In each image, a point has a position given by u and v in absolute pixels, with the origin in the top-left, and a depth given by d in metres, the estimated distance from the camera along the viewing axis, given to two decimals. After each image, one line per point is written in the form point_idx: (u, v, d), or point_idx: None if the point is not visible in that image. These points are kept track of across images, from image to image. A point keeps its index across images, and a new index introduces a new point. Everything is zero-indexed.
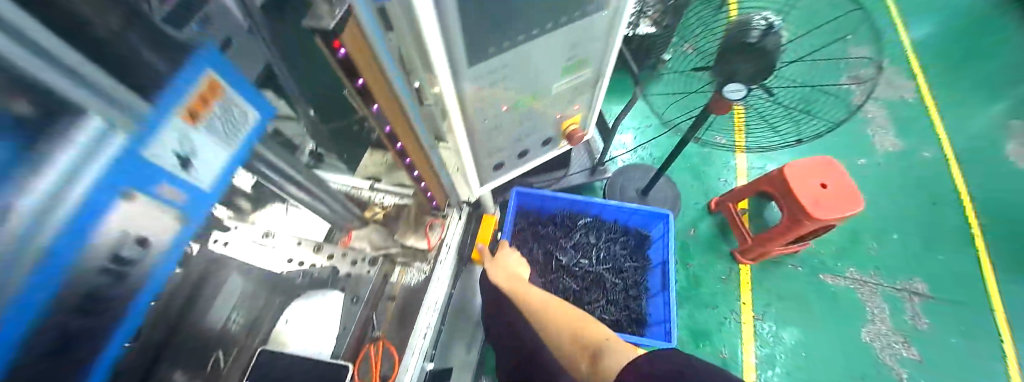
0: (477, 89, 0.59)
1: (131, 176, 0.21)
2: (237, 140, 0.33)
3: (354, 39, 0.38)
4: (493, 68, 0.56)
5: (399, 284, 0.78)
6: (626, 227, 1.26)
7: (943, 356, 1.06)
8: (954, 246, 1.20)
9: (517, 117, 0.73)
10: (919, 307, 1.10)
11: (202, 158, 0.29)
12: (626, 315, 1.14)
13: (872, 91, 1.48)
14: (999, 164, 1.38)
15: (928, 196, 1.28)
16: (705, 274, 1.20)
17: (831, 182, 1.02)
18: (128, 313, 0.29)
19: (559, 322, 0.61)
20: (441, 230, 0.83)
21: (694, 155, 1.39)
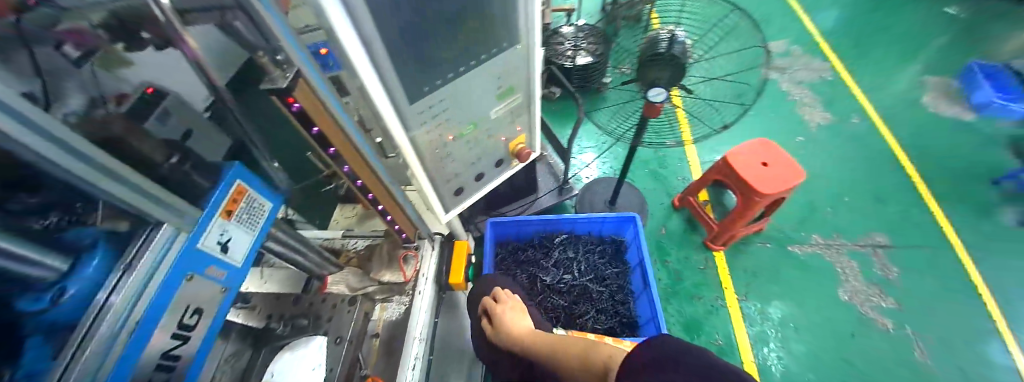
0: (423, 124, 0.69)
1: (190, 257, 0.42)
2: (258, 226, 0.54)
3: (305, 96, 0.46)
4: (431, 103, 0.66)
5: (382, 321, 0.82)
6: (601, 237, 1.32)
7: (915, 298, 1.17)
8: (896, 198, 1.35)
9: (466, 143, 0.83)
10: (884, 258, 1.23)
11: (236, 242, 0.50)
12: (618, 321, 1.14)
13: (792, 77, 1.67)
14: (920, 115, 1.55)
15: (864, 158, 1.44)
16: (684, 268, 1.25)
17: (770, 160, 1.13)
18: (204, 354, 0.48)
19: (555, 351, 0.66)
20: (415, 260, 0.88)
21: (649, 160, 1.51)
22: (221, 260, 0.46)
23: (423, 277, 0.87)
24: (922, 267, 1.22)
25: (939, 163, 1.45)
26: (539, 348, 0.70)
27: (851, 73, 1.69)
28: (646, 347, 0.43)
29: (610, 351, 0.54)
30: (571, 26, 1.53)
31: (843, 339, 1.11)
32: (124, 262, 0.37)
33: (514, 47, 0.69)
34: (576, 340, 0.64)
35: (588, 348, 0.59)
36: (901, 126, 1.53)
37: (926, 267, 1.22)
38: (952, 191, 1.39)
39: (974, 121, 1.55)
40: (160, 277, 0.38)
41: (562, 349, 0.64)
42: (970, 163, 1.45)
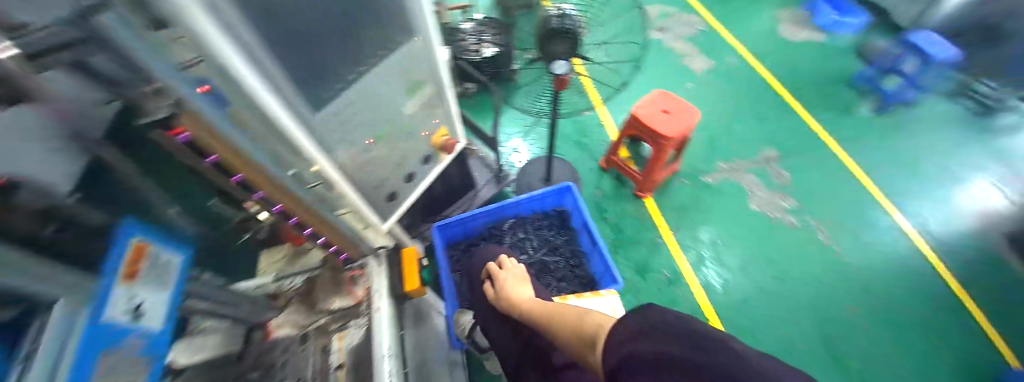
0: (334, 137, 0.68)
1: (100, 335, 0.29)
2: (163, 285, 0.40)
3: (201, 129, 0.43)
4: (336, 111, 0.65)
5: (343, 348, 0.78)
6: (546, 212, 1.39)
7: (803, 192, 1.43)
8: (774, 116, 1.61)
9: (386, 147, 0.83)
10: (776, 166, 1.48)
11: (144, 307, 0.36)
12: (576, 282, 1.25)
13: (673, 32, 1.90)
14: (777, 44, 1.86)
15: (745, 88, 1.69)
16: (624, 219, 1.38)
17: (672, 107, 1.28)
18: None
19: (552, 318, 0.74)
20: (364, 279, 0.90)
21: (572, 130, 1.63)
22: (137, 332, 0.33)
23: (376, 293, 0.87)
24: (802, 166, 1.49)
25: (799, 79, 1.75)
26: (539, 316, 0.80)
27: (718, 19, 1.97)
28: (636, 322, 0.39)
29: (598, 319, 0.60)
30: (469, 22, 1.56)
31: (762, 240, 1.33)
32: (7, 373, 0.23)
33: (411, 41, 0.72)
34: (573, 312, 0.70)
35: (582, 321, 0.65)
36: (762, 56, 1.81)
37: (804, 166, 1.49)
38: (814, 99, 1.69)
39: (816, 39, 1.89)
40: (70, 368, 0.25)
41: (561, 318, 0.71)
42: (820, 73, 1.77)
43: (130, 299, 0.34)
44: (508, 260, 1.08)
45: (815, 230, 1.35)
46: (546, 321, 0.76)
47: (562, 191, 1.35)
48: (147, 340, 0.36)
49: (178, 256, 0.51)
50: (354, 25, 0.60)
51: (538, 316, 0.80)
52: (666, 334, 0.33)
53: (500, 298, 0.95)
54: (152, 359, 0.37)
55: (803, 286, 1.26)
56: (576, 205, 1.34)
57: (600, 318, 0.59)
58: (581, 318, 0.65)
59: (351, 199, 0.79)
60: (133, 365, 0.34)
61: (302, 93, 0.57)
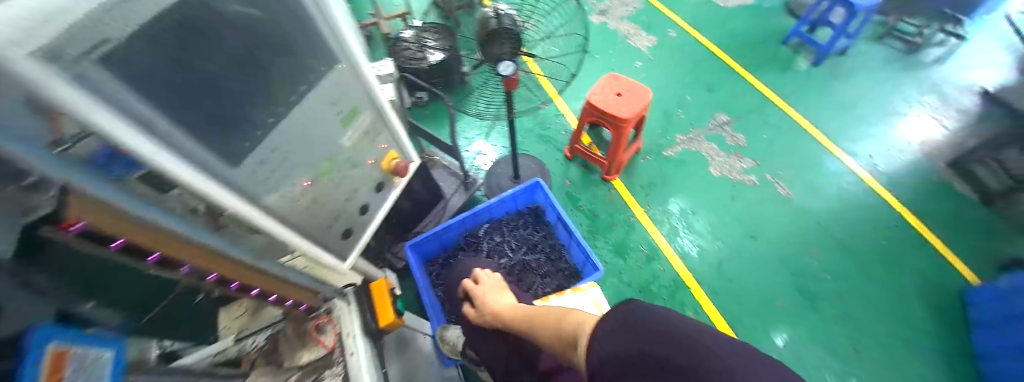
0: (264, 187, 0.61)
1: None
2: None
3: (101, 215, 0.35)
4: (263, 160, 0.58)
5: None
6: (519, 211, 1.38)
7: (758, 151, 1.48)
8: (722, 81, 1.66)
9: (329, 183, 0.77)
10: (730, 129, 1.53)
11: None
12: (560, 276, 1.25)
13: (615, 11, 1.91)
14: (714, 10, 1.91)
15: (692, 59, 1.72)
16: (596, 205, 1.39)
17: (624, 89, 1.27)
18: None
19: (536, 323, 0.71)
20: (332, 324, 0.84)
21: (533, 124, 1.61)
22: None
23: (352, 336, 0.83)
24: (754, 126, 1.54)
25: (740, 41, 1.80)
26: (523, 323, 0.77)
27: None
28: (613, 319, 0.35)
29: (576, 318, 0.58)
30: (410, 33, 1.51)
31: (729, 203, 1.37)
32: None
33: (336, 67, 0.63)
34: (553, 314, 0.68)
35: (561, 322, 0.63)
36: (702, 25, 1.85)
37: (756, 126, 1.54)
38: (756, 59, 1.74)
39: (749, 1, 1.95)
40: None
41: (544, 322, 0.68)
42: (758, 33, 1.83)
43: None
44: (482, 275, 1.06)
45: (776, 185, 1.41)
46: (529, 327, 0.74)
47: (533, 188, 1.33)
48: None
49: (105, 348, 0.43)
50: (268, 68, 0.52)
51: (522, 323, 0.77)
52: (643, 332, 0.30)
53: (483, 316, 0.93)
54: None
55: (772, 241, 1.31)
56: (547, 200, 1.33)
57: (580, 316, 0.57)
58: (561, 321, 0.63)
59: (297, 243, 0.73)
60: None
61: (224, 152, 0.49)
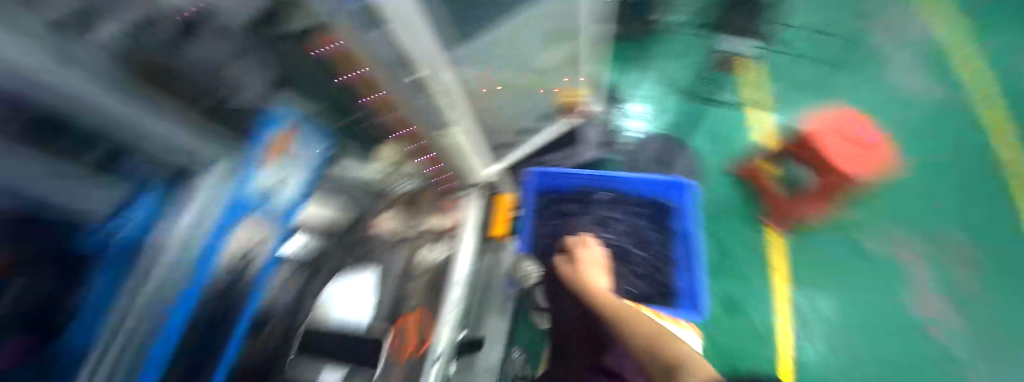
0: None
1: (236, 210, 0.41)
2: (306, 170, 0.54)
3: None
4: None
5: (426, 264, 0.85)
6: (649, 200, 1.22)
7: (995, 324, 1.07)
8: (983, 203, 1.22)
9: None
10: (968, 270, 1.14)
11: (280, 191, 0.49)
12: (655, 289, 1.10)
13: (904, 57, 1.51)
14: None
15: (966, 160, 1.30)
16: (734, 242, 1.20)
17: (864, 140, 1.06)
18: (252, 298, 0.47)
19: (630, 325, 0.77)
20: (458, 209, 0.91)
21: (716, 122, 1.41)
22: (267, 203, 0.46)
23: (465, 226, 0.91)
24: (1010, 290, 1.11)
25: None
26: (607, 312, 0.82)
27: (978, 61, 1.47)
28: None
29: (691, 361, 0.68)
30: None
31: (901, 353, 1.04)
32: (181, 196, 0.37)
33: None
34: (652, 330, 0.76)
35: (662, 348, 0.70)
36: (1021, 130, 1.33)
37: (1014, 292, 1.11)
38: None
39: None
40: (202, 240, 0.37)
41: (639, 329, 0.75)
42: None
43: (269, 182, 0.46)
44: (590, 241, 1.05)
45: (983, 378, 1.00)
46: (619, 319, 0.79)
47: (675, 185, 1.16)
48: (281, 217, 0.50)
49: (325, 146, 0.57)
50: None
51: (608, 313, 0.82)
52: None
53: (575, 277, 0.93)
54: (278, 231, 0.49)
55: None
56: (689, 208, 1.14)
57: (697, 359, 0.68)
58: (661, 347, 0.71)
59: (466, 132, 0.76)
60: (256, 231, 0.46)
61: None
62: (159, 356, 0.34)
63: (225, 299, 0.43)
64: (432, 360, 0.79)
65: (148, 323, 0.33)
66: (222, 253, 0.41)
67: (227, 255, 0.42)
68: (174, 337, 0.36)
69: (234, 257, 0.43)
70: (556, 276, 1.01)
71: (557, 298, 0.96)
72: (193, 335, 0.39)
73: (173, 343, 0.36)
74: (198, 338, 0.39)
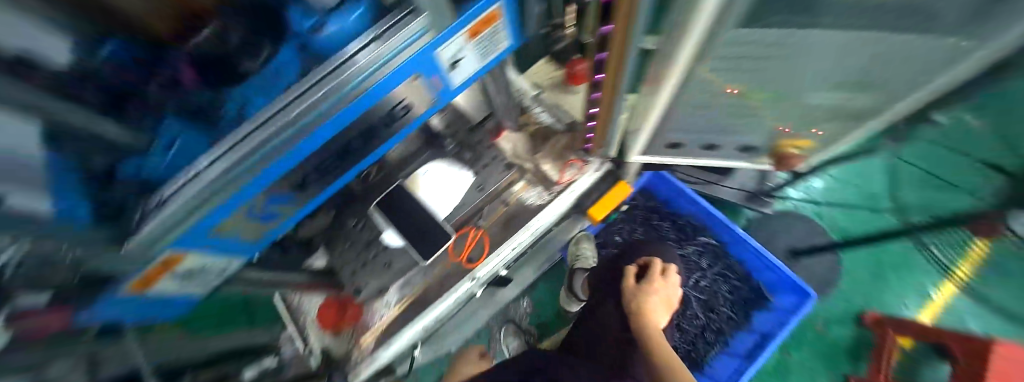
0: (712, 69, 0.46)
1: (419, 64, 0.45)
2: (485, 58, 0.57)
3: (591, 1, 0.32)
4: (748, 49, 0.42)
5: (516, 198, 0.83)
6: (747, 276, 1.10)
7: None
8: None
9: (733, 108, 0.61)
10: None
11: (458, 64, 0.52)
12: (688, 346, 1.07)
13: None
14: None
15: None
16: (800, 372, 1.13)
17: None
18: (394, 136, 0.59)
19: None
20: (577, 171, 0.83)
21: (889, 253, 1.19)
22: (444, 74, 0.52)
23: (571, 191, 0.82)
24: None
25: None
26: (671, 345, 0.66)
27: None
28: None
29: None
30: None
31: None
32: (378, 31, 0.41)
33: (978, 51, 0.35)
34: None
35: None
36: None
37: None
38: None
39: None
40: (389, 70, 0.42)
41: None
42: None
43: (455, 55, 0.49)
44: (673, 278, 0.91)
45: None
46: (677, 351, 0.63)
47: (798, 290, 1.00)
48: (443, 88, 0.56)
49: (509, 42, 0.58)
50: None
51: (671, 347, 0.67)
52: None
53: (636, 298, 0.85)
54: (438, 100, 0.59)
55: None
56: (788, 314, 1.00)
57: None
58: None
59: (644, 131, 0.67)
60: (424, 90, 0.53)
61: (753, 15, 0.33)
62: (313, 144, 0.45)
63: (374, 129, 0.53)
64: (472, 276, 0.80)
65: (311, 120, 0.41)
66: (392, 93, 0.47)
67: (393, 97, 0.48)
68: (317, 141, 0.45)
69: (400, 101, 0.51)
70: (616, 285, 0.94)
71: (599, 302, 0.93)
72: (337, 142, 0.49)
73: (321, 142, 0.46)
74: (338, 146, 0.50)
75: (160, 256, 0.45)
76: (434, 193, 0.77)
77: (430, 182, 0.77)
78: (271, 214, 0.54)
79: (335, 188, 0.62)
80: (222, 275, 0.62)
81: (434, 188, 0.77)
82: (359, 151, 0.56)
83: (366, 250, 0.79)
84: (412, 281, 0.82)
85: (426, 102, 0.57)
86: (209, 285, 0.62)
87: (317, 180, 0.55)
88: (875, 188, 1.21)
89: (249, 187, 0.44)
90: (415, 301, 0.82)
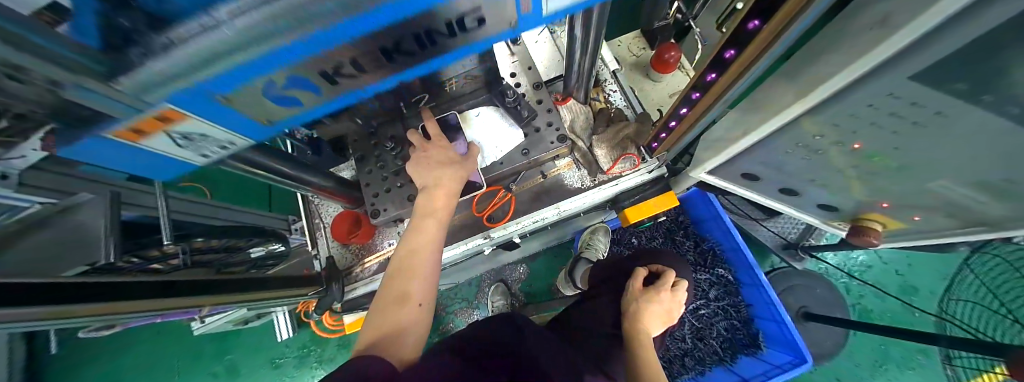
0: (836, 115, 0.38)
1: None
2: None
3: None
4: (897, 107, 0.33)
5: (557, 172, 0.79)
6: (749, 320, 1.30)
7: None
8: None
9: (833, 171, 0.50)
10: None
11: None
12: (672, 356, 1.31)
13: None
14: None
15: None
16: None
17: None
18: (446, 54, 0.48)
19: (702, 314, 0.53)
20: (629, 167, 0.76)
21: (898, 350, 1.26)
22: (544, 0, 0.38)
23: (616, 184, 0.76)
24: None
25: None
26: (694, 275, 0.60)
27: None
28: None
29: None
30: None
31: None
32: None
33: None
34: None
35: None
36: None
37: None
38: None
39: None
40: None
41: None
42: None
43: None
44: (682, 288, 0.81)
45: None
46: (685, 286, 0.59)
47: (796, 352, 1.11)
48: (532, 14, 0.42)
49: None
50: None
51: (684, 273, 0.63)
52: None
53: (631, 301, 0.77)
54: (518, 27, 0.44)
55: None
56: (772, 368, 1.18)
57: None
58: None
59: (720, 157, 0.58)
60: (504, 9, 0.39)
61: (944, 69, 0.26)
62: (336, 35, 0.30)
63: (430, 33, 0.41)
64: (487, 234, 0.78)
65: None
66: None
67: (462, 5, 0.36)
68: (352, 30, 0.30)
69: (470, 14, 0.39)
70: (620, 284, 0.89)
71: (602, 294, 0.89)
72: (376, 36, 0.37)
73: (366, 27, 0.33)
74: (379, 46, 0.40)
75: (158, 108, 0.32)
76: (487, 142, 0.74)
77: (483, 123, 0.75)
78: (284, 98, 0.43)
79: (367, 91, 0.52)
80: (224, 150, 0.50)
81: (486, 132, 0.75)
82: (408, 57, 0.46)
83: (393, 178, 0.76)
84: None
85: (505, 22, 0.43)
86: (208, 158, 0.51)
87: (352, 77, 0.46)
88: (905, 281, 1.33)
89: (276, 56, 0.29)
90: None
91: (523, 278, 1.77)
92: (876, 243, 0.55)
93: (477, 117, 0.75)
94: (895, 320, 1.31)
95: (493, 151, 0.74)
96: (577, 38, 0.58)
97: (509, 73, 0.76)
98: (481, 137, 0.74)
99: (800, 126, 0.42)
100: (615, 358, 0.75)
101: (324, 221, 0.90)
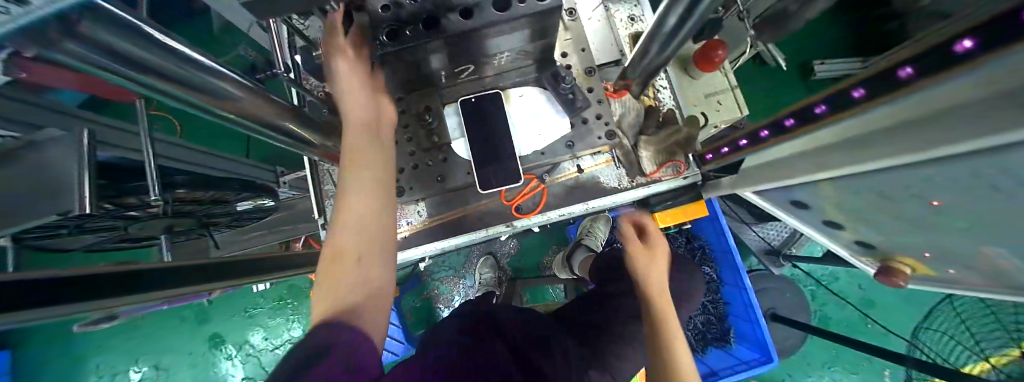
0: (930, 175, 0.36)
1: None
2: None
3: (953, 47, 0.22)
4: (1003, 181, 0.32)
5: (593, 168, 0.75)
6: (725, 316, 1.40)
7: None
8: None
9: (893, 217, 0.49)
10: None
11: None
12: None
13: None
14: None
15: None
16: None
17: None
18: None
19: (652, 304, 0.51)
20: (670, 173, 0.73)
21: (844, 352, 1.43)
22: None
23: (651, 188, 0.74)
24: None
25: None
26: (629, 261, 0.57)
27: None
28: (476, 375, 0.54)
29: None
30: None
31: None
32: None
33: None
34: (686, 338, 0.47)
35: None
36: None
37: None
38: None
39: None
40: None
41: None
42: None
43: None
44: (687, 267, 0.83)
45: None
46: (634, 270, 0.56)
47: (764, 351, 1.24)
48: None
49: None
50: None
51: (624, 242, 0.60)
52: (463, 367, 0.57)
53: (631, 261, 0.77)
54: None
55: None
56: (742, 363, 1.30)
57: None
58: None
59: (779, 181, 0.57)
60: None
61: None
62: None
63: None
64: (510, 223, 0.76)
65: None
66: None
67: None
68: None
69: None
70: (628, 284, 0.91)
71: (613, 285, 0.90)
72: None
73: None
74: None
75: None
76: (528, 127, 0.70)
77: (523, 105, 0.71)
78: None
79: None
80: None
81: (526, 116, 0.70)
82: None
83: (422, 155, 0.70)
84: (452, 203, 0.75)
85: None
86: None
87: None
88: (865, 295, 1.48)
89: None
90: (444, 223, 0.76)
91: (513, 252, 1.78)
92: (902, 286, 0.56)
93: (518, 96, 0.70)
94: (848, 328, 1.47)
95: (534, 139, 0.70)
96: (656, 34, 0.52)
97: (563, 58, 0.69)
98: (522, 122, 0.70)
99: (885, 172, 0.41)
100: (616, 353, 0.78)
101: (333, 188, 0.82)
